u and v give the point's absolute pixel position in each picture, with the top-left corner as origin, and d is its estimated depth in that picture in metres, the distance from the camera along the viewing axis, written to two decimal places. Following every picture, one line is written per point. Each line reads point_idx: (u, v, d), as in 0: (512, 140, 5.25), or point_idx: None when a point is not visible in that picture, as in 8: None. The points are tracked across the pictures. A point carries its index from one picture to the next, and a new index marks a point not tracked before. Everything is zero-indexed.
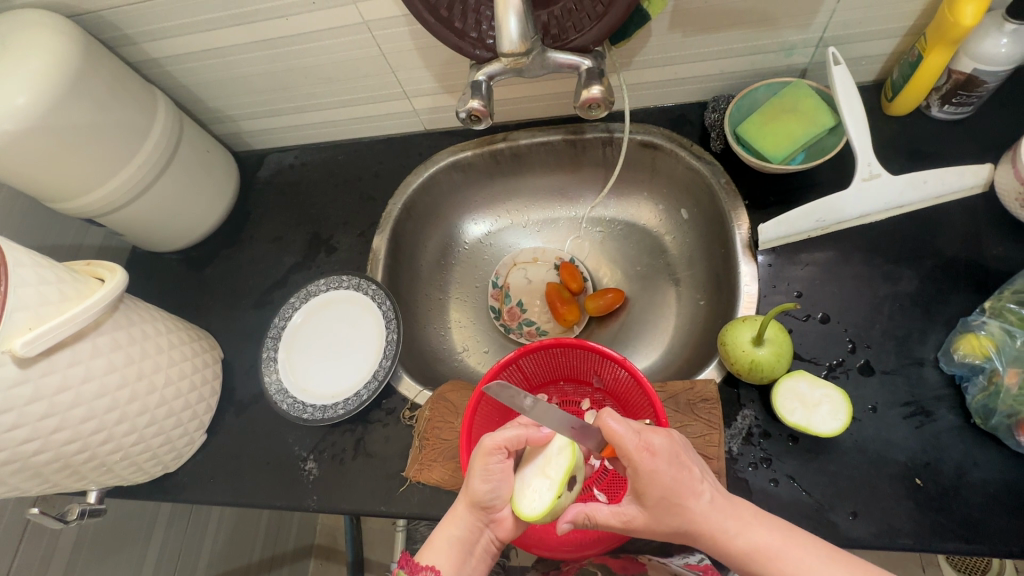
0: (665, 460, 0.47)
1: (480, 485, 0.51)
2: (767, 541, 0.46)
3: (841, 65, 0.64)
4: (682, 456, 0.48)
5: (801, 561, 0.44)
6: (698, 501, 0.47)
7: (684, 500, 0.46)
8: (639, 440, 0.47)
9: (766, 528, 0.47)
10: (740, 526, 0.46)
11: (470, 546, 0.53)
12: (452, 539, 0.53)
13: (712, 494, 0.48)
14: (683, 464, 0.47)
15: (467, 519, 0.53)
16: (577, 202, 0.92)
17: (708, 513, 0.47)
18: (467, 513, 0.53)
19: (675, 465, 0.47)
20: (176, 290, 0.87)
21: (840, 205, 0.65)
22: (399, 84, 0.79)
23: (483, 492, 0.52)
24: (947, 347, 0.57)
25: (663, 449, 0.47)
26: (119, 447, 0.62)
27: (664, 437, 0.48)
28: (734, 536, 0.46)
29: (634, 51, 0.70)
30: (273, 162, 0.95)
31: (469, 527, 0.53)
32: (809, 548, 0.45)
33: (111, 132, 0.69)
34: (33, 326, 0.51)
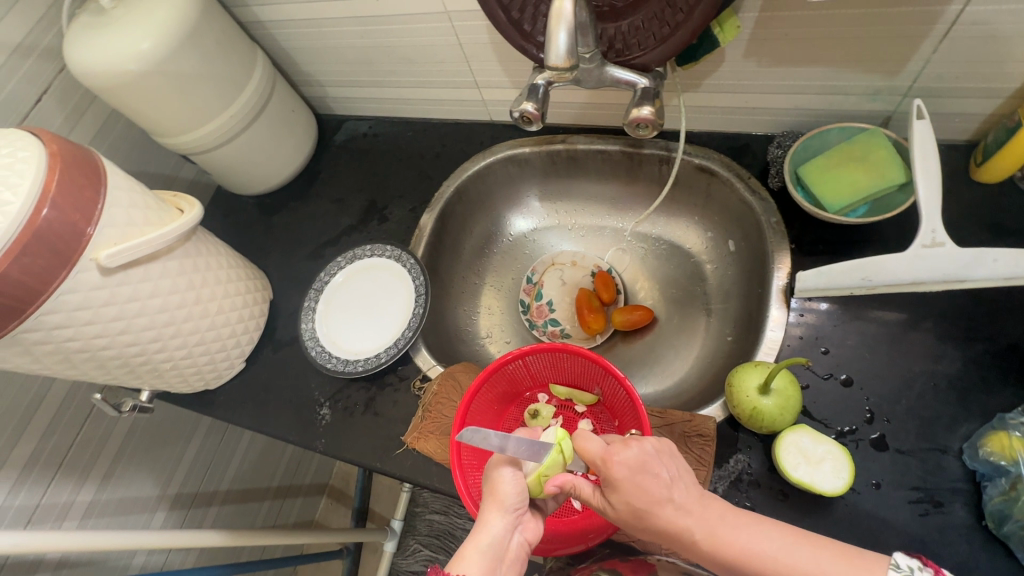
0: (630, 468, 0.45)
1: (506, 486, 0.51)
2: (736, 545, 0.42)
3: (925, 120, 0.60)
4: (654, 462, 0.46)
5: (773, 553, 0.41)
6: (666, 503, 0.44)
7: (650, 507, 0.45)
8: (604, 454, 0.47)
9: (737, 526, 0.43)
10: (712, 528, 0.43)
11: (502, 554, 0.49)
12: (481, 545, 0.48)
13: (681, 499, 0.45)
14: (651, 470, 0.46)
15: (496, 526, 0.49)
16: (626, 215, 0.92)
17: (676, 520, 0.44)
18: (496, 519, 0.50)
19: (640, 479, 0.45)
20: (245, 231, 0.97)
21: (891, 267, 0.61)
22: (472, 74, 0.83)
23: (511, 492, 0.51)
24: (975, 441, 0.53)
25: (632, 459, 0.46)
26: (170, 357, 0.71)
27: (633, 447, 0.47)
28: (707, 532, 0.43)
29: (704, 75, 0.69)
30: (349, 129, 1.02)
31: (501, 531, 0.49)
32: (779, 539, 0.42)
33: (212, 82, 0.77)
34: (118, 242, 0.60)
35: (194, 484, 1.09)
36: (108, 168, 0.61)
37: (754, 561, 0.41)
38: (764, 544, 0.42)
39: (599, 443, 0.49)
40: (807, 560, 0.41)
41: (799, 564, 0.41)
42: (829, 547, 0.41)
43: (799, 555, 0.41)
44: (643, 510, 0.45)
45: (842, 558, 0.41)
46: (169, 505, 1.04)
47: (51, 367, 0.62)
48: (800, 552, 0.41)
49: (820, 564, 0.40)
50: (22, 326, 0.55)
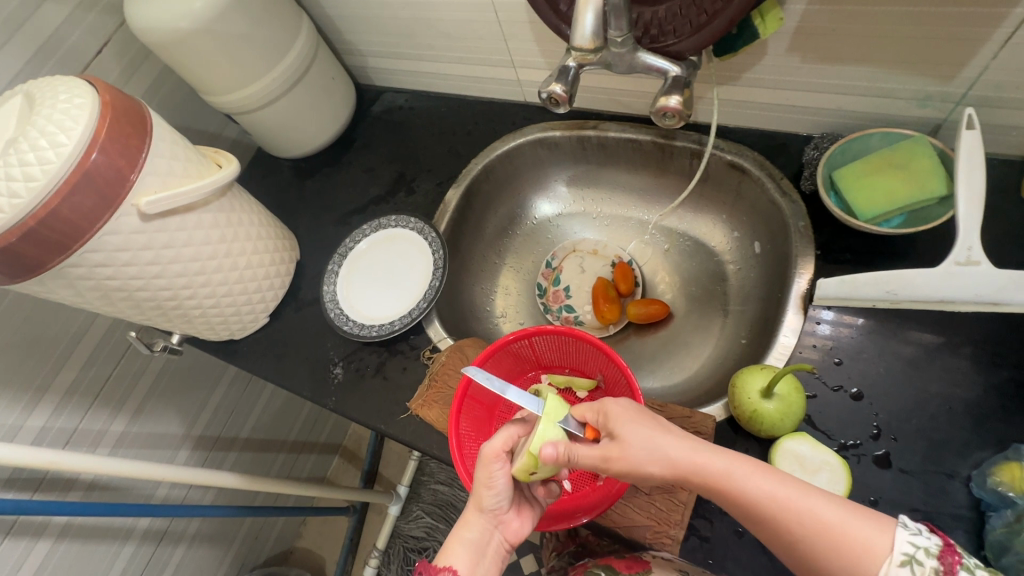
0: (631, 411, 0.49)
1: (486, 492, 0.52)
2: (742, 472, 0.44)
3: (975, 130, 0.56)
4: (650, 413, 0.50)
5: (773, 485, 0.43)
6: (667, 437, 0.47)
7: (652, 437, 0.47)
8: (603, 397, 0.52)
9: (740, 458, 0.45)
10: (715, 454, 0.45)
11: (482, 551, 0.52)
12: (464, 540, 0.52)
13: (682, 436, 0.48)
14: (650, 417, 0.49)
15: (476, 523, 0.53)
16: (653, 207, 0.91)
17: (679, 450, 0.46)
18: (476, 516, 0.53)
19: (639, 418, 0.49)
20: (280, 192, 1.00)
21: (919, 282, 0.58)
22: (509, 54, 0.82)
23: (489, 497, 0.52)
24: (985, 469, 0.51)
25: (631, 406, 0.50)
26: (199, 305, 0.75)
27: (628, 398, 0.51)
28: (709, 462, 0.45)
29: (743, 68, 0.67)
30: (386, 101, 1.04)
31: (481, 529, 0.53)
32: (779, 475, 0.43)
33: (257, 45, 0.80)
34: (158, 191, 0.63)
35: (216, 428, 1.16)
36: (154, 120, 0.64)
37: (756, 493, 0.43)
38: (764, 479, 0.43)
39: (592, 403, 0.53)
40: (806, 494, 0.42)
41: (800, 499, 0.42)
42: (827, 491, 0.43)
43: (799, 489, 0.42)
44: (646, 439, 0.47)
45: (844, 500, 0.42)
46: (192, 445, 1.10)
47: (92, 302, 0.67)
48: (799, 484, 0.43)
49: (818, 500, 0.42)
50: (67, 261, 0.59)
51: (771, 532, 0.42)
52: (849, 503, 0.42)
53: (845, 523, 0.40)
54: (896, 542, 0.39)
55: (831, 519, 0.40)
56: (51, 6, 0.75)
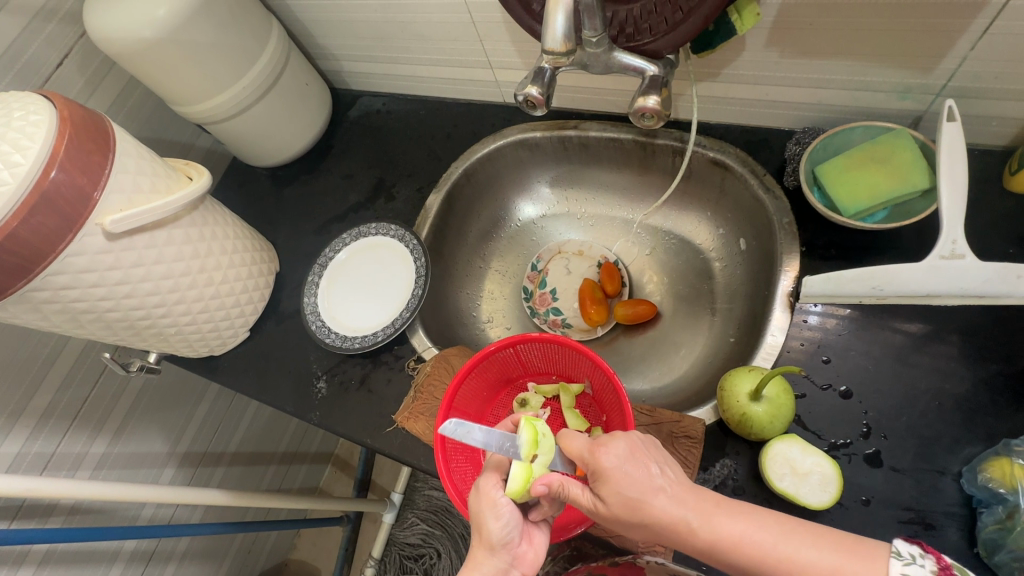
0: (620, 460, 0.47)
1: (494, 522, 0.48)
2: (735, 532, 0.43)
3: (956, 123, 0.56)
4: (641, 453, 0.48)
5: (769, 543, 0.42)
6: (658, 494, 0.45)
7: (643, 496, 0.45)
8: (592, 446, 0.49)
9: (732, 516, 0.43)
10: (705, 515, 0.44)
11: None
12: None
13: (674, 489, 0.45)
14: (641, 461, 0.47)
15: (487, 565, 0.48)
16: (637, 206, 0.89)
17: (670, 510, 0.45)
18: (485, 558, 0.48)
19: (630, 471, 0.46)
20: (257, 202, 0.98)
21: (907, 277, 0.57)
22: (486, 54, 0.81)
23: (498, 529, 0.48)
24: (975, 465, 0.51)
25: (621, 452, 0.47)
26: (174, 323, 0.73)
27: (622, 440, 0.48)
28: (699, 520, 0.44)
29: (723, 64, 0.65)
30: (363, 105, 1.02)
31: (495, 569, 0.48)
32: (775, 529, 0.42)
33: (225, 53, 0.78)
34: (123, 208, 0.61)
35: (202, 444, 1.13)
36: (118, 136, 0.62)
37: (753, 552, 0.42)
38: (760, 534, 0.42)
39: (586, 439, 0.50)
40: (804, 549, 0.41)
41: (796, 552, 0.41)
42: (823, 534, 0.42)
43: (795, 544, 0.41)
44: (635, 501, 0.45)
45: (839, 544, 0.41)
46: (177, 462, 1.08)
47: (60, 326, 0.65)
48: (797, 540, 0.41)
49: (817, 551, 0.41)
50: (29, 285, 0.57)
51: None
52: (850, 550, 0.40)
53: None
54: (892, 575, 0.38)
55: (830, 573, 0.39)
56: (6, 17, 0.72)
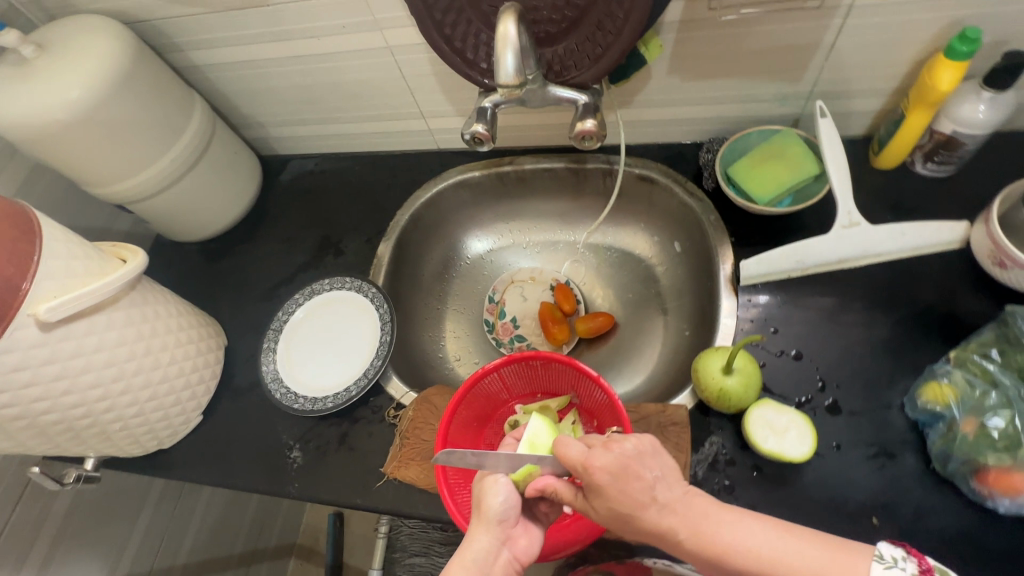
0: (611, 474, 0.46)
1: (491, 500, 0.51)
2: (727, 534, 0.45)
3: (828, 118, 0.68)
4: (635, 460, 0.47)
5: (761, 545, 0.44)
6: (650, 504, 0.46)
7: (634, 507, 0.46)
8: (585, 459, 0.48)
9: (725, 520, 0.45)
10: (698, 521, 0.45)
11: (489, 567, 0.50)
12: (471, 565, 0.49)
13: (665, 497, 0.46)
14: (635, 471, 0.47)
15: (483, 544, 0.50)
16: (577, 228, 0.96)
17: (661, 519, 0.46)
18: (483, 537, 0.51)
19: (622, 481, 0.46)
20: (191, 278, 0.93)
21: (821, 248, 0.68)
22: (417, 105, 0.85)
23: (496, 510, 0.51)
24: (913, 393, 0.59)
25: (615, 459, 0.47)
26: (119, 417, 0.66)
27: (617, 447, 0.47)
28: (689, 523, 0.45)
29: (635, 91, 0.75)
30: (294, 168, 1.01)
31: (487, 548, 0.50)
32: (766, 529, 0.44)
33: (148, 128, 0.75)
34: (58, 294, 0.56)
35: (146, 562, 0.99)
36: (42, 221, 0.58)
37: (744, 553, 0.44)
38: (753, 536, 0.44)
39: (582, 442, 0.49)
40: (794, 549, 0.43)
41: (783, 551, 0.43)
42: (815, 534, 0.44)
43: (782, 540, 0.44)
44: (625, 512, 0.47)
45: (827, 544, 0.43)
46: None
47: None
48: (788, 539, 0.44)
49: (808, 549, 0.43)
50: None
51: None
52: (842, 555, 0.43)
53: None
54: None
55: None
56: None
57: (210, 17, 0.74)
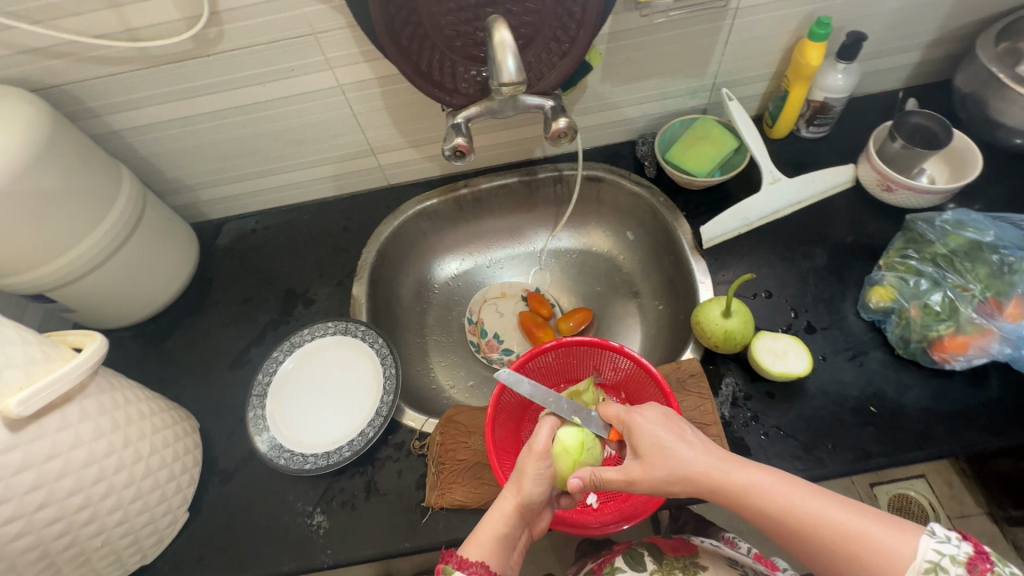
0: (651, 421, 0.56)
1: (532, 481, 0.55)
2: (763, 481, 0.50)
3: (735, 101, 0.82)
4: (673, 422, 0.56)
5: (798, 498, 0.49)
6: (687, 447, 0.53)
7: (672, 445, 0.54)
8: (627, 409, 0.59)
9: (761, 471, 0.51)
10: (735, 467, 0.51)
11: (509, 541, 0.56)
12: (496, 535, 0.54)
13: (703, 447, 0.54)
14: (669, 425, 0.56)
15: (507, 516, 0.55)
16: (535, 238, 1.01)
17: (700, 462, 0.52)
18: (508, 509, 0.55)
19: (659, 430, 0.55)
20: (133, 367, 0.81)
21: (758, 205, 0.80)
22: (368, 143, 0.86)
23: (531, 489, 0.55)
24: (863, 300, 0.71)
25: (652, 416, 0.57)
26: (101, 528, 0.56)
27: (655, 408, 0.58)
28: (727, 475, 0.51)
29: (575, 101, 0.84)
30: (232, 229, 0.95)
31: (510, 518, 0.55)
32: (804, 489, 0.50)
33: (76, 199, 0.67)
34: (24, 385, 0.49)
35: None
36: None
37: (777, 501, 0.49)
38: (787, 489, 0.49)
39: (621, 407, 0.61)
40: (832, 509, 0.48)
41: (824, 509, 0.48)
42: (857, 504, 0.48)
43: (822, 502, 0.48)
44: (663, 450, 0.54)
45: (873, 515, 0.47)
46: None
47: None
48: (825, 499, 0.49)
49: (844, 513, 0.48)
50: None
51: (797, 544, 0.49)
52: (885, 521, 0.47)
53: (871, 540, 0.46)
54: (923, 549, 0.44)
55: (856, 535, 0.46)
56: None
57: (141, 73, 0.70)
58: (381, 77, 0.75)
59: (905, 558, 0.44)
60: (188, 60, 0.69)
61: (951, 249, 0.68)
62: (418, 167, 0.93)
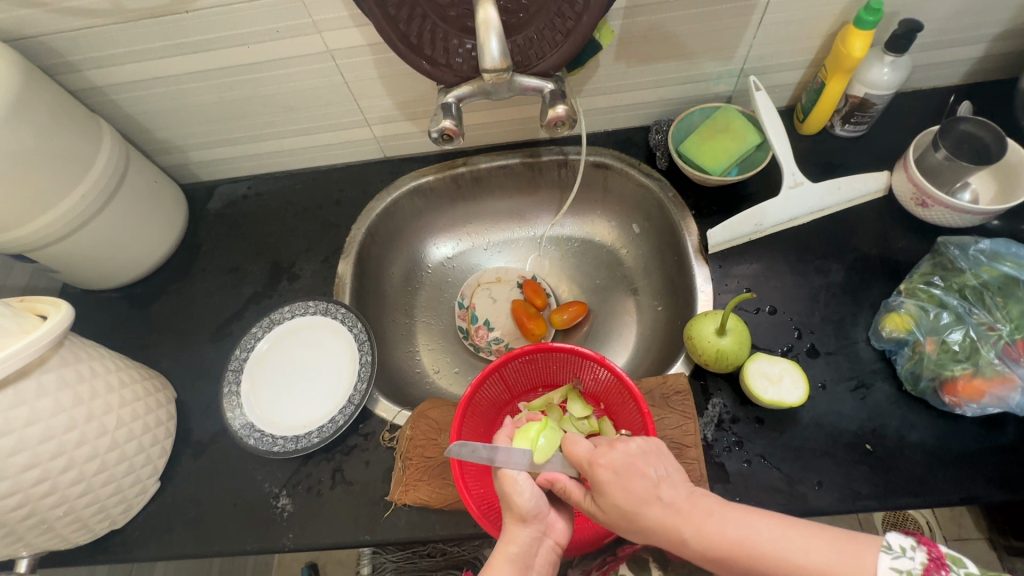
0: (614, 471, 0.49)
1: (518, 499, 0.52)
2: (732, 536, 0.45)
3: (762, 91, 0.74)
4: (638, 462, 0.49)
5: (765, 544, 0.44)
6: (652, 506, 0.47)
7: (638, 508, 0.48)
8: (590, 456, 0.51)
9: (726, 517, 0.46)
10: (704, 518, 0.46)
11: (532, 557, 0.51)
12: (509, 556, 0.50)
13: (668, 495, 0.47)
14: (636, 470, 0.49)
15: (518, 536, 0.52)
16: (536, 223, 0.96)
17: (663, 518, 0.47)
18: (517, 529, 0.52)
19: (621, 483, 0.49)
20: (118, 330, 0.81)
21: (774, 210, 0.73)
22: (361, 112, 0.81)
23: (525, 507, 0.52)
24: (876, 326, 0.65)
25: (617, 460, 0.49)
26: (63, 499, 0.57)
27: (619, 448, 0.50)
28: (693, 528, 0.46)
29: (586, 80, 0.77)
30: (224, 194, 0.92)
31: (524, 538, 0.52)
32: (767, 529, 0.45)
33: (53, 159, 0.64)
34: None
35: None
36: None
37: (746, 557, 0.44)
38: (753, 535, 0.44)
39: (587, 444, 0.52)
40: (798, 548, 0.43)
41: (795, 555, 0.43)
42: (824, 532, 0.44)
43: (790, 546, 0.43)
44: (630, 513, 0.48)
45: (831, 541, 0.43)
46: None
47: None
48: (791, 536, 0.44)
49: (815, 553, 0.43)
50: None
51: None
52: (843, 547, 0.43)
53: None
54: (880, 568, 0.41)
55: (825, 574, 0.42)
56: None
57: (118, 28, 0.65)
58: (373, 43, 0.70)
59: None
60: (166, 16, 0.64)
61: (983, 282, 0.62)
62: (416, 141, 0.88)
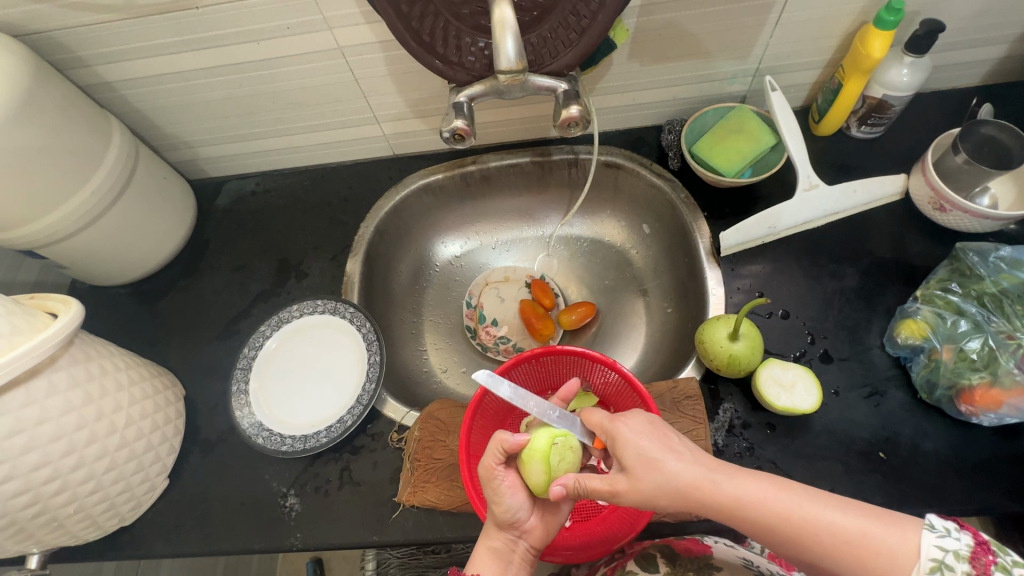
0: (636, 430, 0.50)
1: (497, 507, 0.53)
2: (757, 492, 0.45)
3: (778, 92, 0.72)
4: (660, 428, 0.50)
5: (793, 503, 0.44)
6: (674, 458, 0.47)
7: (659, 457, 0.48)
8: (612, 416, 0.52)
9: (753, 478, 0.45)
10: (726, 476, 0.46)
11: (508, 557, 0.54)
12: (487, 552, 0.54)
13: (691, 455, 0.48)
14: (658, 433, 0.50)
15: (496, 536, 0.55)
16: (545, 222, 0.95)
17: (687, 473, 0.46)
18: (496, 530, 0.55)
19: (643, 438, 0.49)
20: (126, 326, 0.81)
21: (789, 212, 0.72)
22: (370, 109, 0.80)
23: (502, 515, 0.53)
24: (891, 332, 0.64)
25: (640, 424, 0.50)
26: (73, 497, 0.57)
27: (641, 414, 0.52)
28: (718, 487, 0.45)
29: (599, 78, 0.76)
30: (232, 190, 0.92)
31: (501, 540, 0.54)
32: (796, 492, 0.44)
33: (63, 155, 0.64)
34: None
35: None
36: None
37: (774, 511, 0.44)
38: (781, 497, 0.44)
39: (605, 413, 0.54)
40: (826, 511, 0.43)
41: (824, 516, 0.43)
42: (857, 504, 0.44)
43: (817, 506, 0.44)
44: (651, 463, 0.47)
45: (866, 510, 0.43)
46: None
47: None
48: (821, 503, 0.44)
49: (842, 515, 0.43)
50: None
51: (793, 555, 0.44)
52: (870, 514, 0.43)
53: (872, 542, 0.41)
54: (924, 546, 0.41)
55: (858, 537, 0.42)
56: None
57: (127, 24, 0.65)
58: (384, 41, 0.69)
59: (906, 560, 0.40)
60: (175, 12, 0.64)
61: (1003, 289, 0.61)
62: (425, 139, 0.87)
